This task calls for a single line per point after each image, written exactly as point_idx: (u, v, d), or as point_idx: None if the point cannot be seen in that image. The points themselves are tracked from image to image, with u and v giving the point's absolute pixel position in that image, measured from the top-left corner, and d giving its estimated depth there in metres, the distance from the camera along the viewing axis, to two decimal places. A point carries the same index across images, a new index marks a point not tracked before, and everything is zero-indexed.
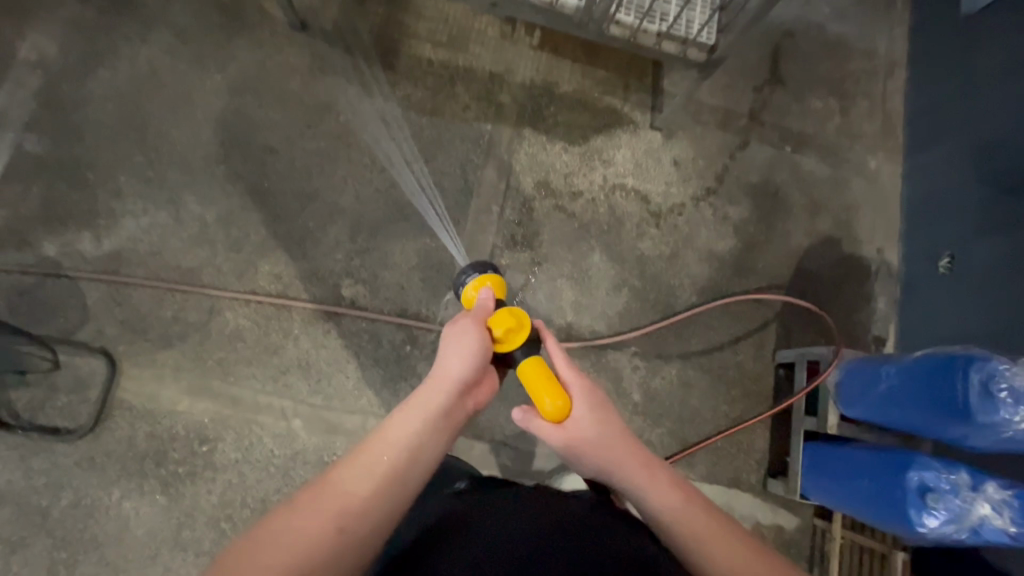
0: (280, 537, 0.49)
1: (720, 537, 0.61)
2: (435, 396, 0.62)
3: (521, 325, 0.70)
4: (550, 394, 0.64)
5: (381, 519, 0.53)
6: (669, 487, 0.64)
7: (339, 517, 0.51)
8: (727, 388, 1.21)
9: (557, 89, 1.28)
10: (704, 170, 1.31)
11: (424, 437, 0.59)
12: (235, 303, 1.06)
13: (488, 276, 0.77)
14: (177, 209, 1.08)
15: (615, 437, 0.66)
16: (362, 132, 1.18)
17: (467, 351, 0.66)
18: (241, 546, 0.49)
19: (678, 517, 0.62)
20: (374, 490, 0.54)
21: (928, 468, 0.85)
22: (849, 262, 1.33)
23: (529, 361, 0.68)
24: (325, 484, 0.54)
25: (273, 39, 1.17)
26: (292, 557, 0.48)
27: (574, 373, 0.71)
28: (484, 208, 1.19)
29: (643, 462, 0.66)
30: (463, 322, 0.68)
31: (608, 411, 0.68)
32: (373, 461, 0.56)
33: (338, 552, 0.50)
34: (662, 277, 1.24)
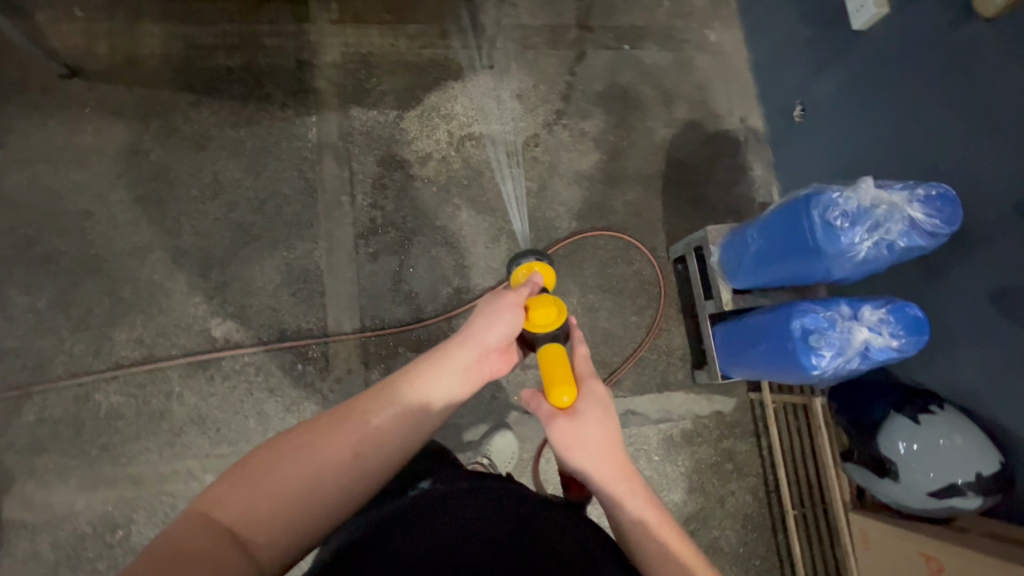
0: (299, 453, 0.56)
1: (685, 556, 0.59)
2: (455, 348, 0.68)
3: (560, 312, 0.74)
4: (567, 387, 0.66)
5: (392, 456, 0.60)
6: (647, 500, 0.63)
7: (354, 444, 0.58)
8: (633, 299, 1.21)
9: (374, 56, 1.21)
10: (548, 94, 1.27)
11: (437, 382, 0.66)
12: (101, 382, 0.99)
13: (537, 266, 0.86)
14: (5, 308, 0.99)
15: (606, 444, 0.65)
16: (181, 165, 1.10)
17: (501, 321, 0.71)
18: (267, 452, 0.56)
19: (646, 527, 0.60)
20: (393, 423, 0.61)
21: (807, 312, 0.86)
22: (716, 140, 1.33)
23: (550, 348, 0.72)
24: (348, 414, 0.60)
25: (49, 97, 1.07)
26: (314, 468, 0.55)
27: (590, 373, 0.72)
28: (335, 201, 1.13)
29: (626, 472, 0.64)
30: (506, 296, 0.74)
31: (611, 415, 0.67)
32: (389, 398, 0.62)
33: (355, 469, 0.58)
34: (538, 213, 1.21)
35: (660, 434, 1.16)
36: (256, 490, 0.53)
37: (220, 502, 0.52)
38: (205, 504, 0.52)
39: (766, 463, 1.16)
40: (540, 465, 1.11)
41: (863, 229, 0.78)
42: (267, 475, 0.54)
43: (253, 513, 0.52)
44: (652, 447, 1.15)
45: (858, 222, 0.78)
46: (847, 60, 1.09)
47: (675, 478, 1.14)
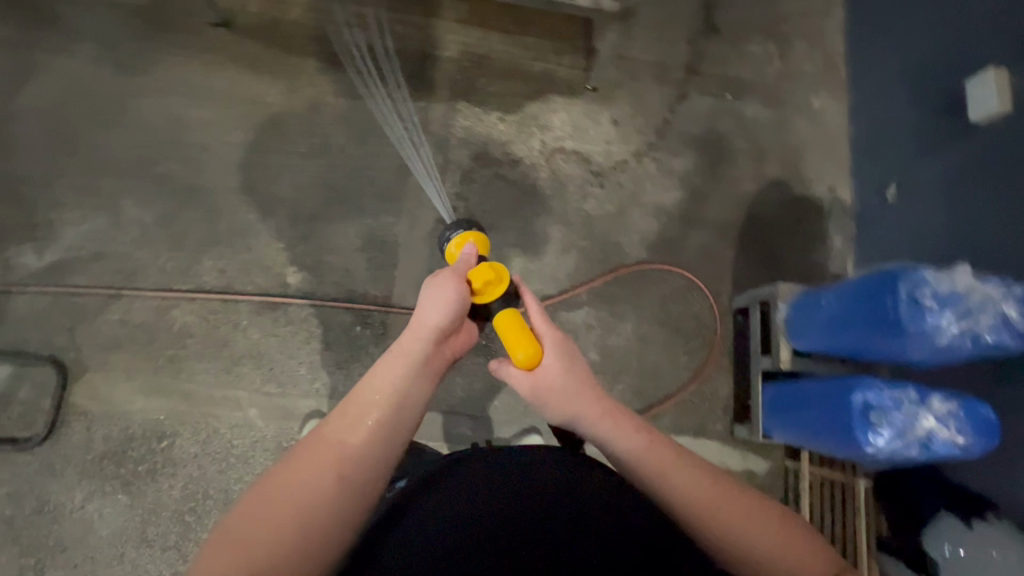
0: (279, 492, 0.58)
1: (679, 466, 0.68)
2: (414, 346, 0.68)
3: (499, 277, 0.74)
4: (522, 345, 0.68)
5: (376, 461, 0.63)
6: (634, 429, 0.72)
7: (336, 464, 0.60)
8: (685, 339, 1.21)
9: (489, 59, 1.28)
10: (644, 125, 1.30)
11: (404, 384, 0.66)
12: (181, 300, 1.06)
13: (470, 234, 0.80)
14: (116, 215, 1.08)
15: (576, 385, 0.73)
16: (295, 121, 1.18)
17: (447, 302, 0.70)
18: (254, 498, 0.58)
19: (639, 454, 0.69)
20: (369, 433, 0.63)
21: (872, 387, 0.84)
22: (800, 202, 1.32)
23: (505, 315, 0.71)
24: (322, 438, 0.62)
25: (198, 38, 1.17)
26: (303, 499, 0.58)
27: (548, 325, 0.77)
28: (425, 184, 1.19)
29: (604, 408, 0.73)
30: (442, 273, 0.72)
31: (574, 356, 0.76)
32: (357, 412, 0.64)
33: (345, 486, 0.60)
34: (610, 235, 1.23)
35: None
36: (251, 541, 0.56)
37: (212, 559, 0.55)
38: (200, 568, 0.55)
39: None
40: None
41: (952, 314, 0.77)
42: (261, 519, 0.57)
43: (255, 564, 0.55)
44: None
45: (948, 306, 0.77)
46: (955, 151, 1.08)
47: None
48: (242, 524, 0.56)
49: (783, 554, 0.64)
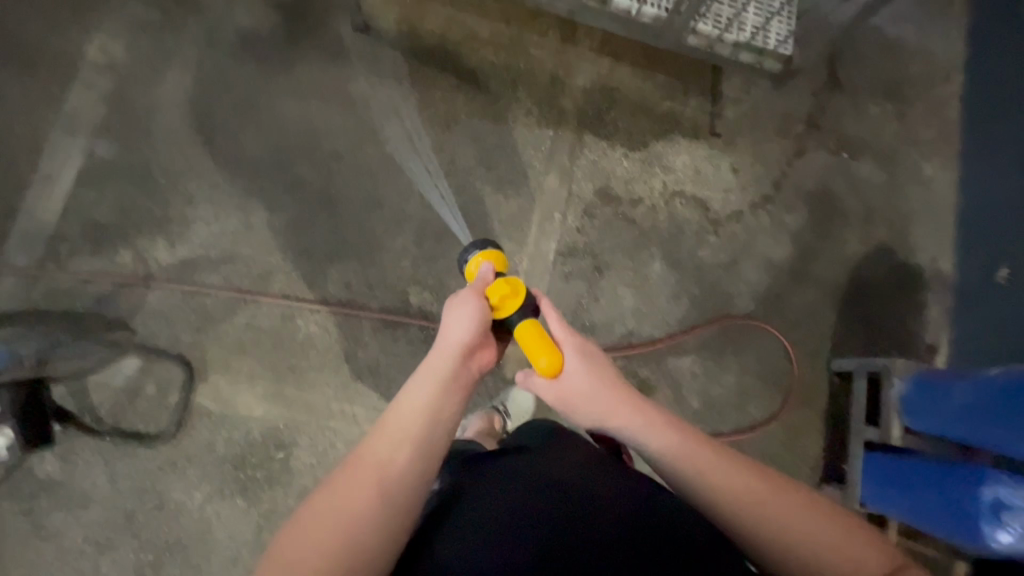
0: (320, 525, 0.52)
1: (717, 464, 0.61)
2: (444, 362, 0.62)
3: (516, 291, 0.69)
4: (543, 351, 0.66)
5: (418, 483, 0.56)
6: (666, 426, 0.64)
7: (374, 491, 0.54)
8: (784, 396, 1.22)
9: (619, 93, 1.27)
10: (762, 177, 1.30)
11: (441, 400, 0.60)
12: (307, 310, 1.07)
13: (489, 251, 0.74)
14: (248, 216, 1.08)
15: (602, 386, 0.67)
16: (426, 137, 1.17)
17: (466, 315, 0.65)
18: (288, 534, 0.52)
19: (671, 454, 0.62)
20: (409, 454, 0.57)
21: (1002, 483, 0.87)
22: (904, 270, 1.33)
23: (526, 325, 0.68)
24: (355, 462, 0.56)
25: (337, 41, 1.16)
26: (341, 531, 0.52)
27: (570, 332, 0.71)
28: (547, 215, 1.20)
29: (635, 408, 0.66)
30: (462, 290, 0.68)
31: (596, 356, 0.70)
32: (394, 429, 0.58)
33: (388, 514, 0.54)
34: (721, 284, 1.24)
35: None
36: None
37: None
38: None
39: None
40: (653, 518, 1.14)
41: None
42: (298, 557, 0.50)
43: None
44: None
45: None
46: None
47: None
48: (276, 566, 0.50)
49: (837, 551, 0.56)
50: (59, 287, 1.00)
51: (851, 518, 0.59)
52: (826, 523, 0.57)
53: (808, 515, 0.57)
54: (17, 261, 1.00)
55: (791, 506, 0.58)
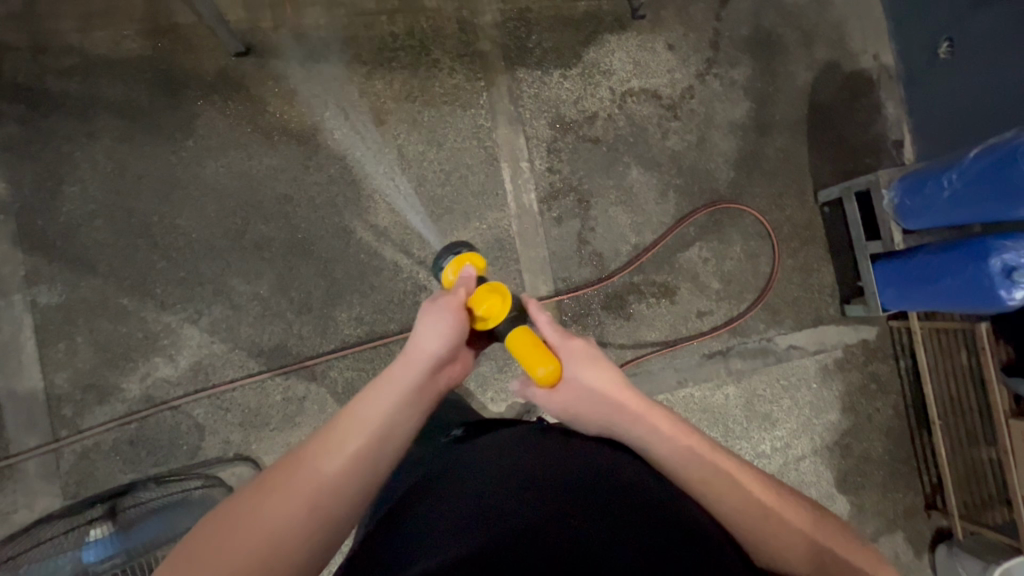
0: (245, 530, 0.47)
1: (724, 475, 0.61)
2: (413, 371, 0.59)
3: (505, 300, 0.68)
4: (541, 360, 0.61)
5: (357, 496, 0.52)
6: (673, 431, 0.64)
7: (309, 497, 0.49)
8: (788, 243, 1.28)
9: (531, 12, 1.17)
10: (698, 42, 1.26)
11: (398, 412, 0.56)
12: (334, 360, 1.04)
13: (464, 256, 0.78)
14: (230, 297, 1.02)
15: (614, 395, 0.65)
16: (362, 141, 1.09)
17: (445, 328, 0.63)
18: (212, 527, 0.48)
19: (679, 459, 0.62)
20: (351, 464, 0.52)
21: (1007, 250, 0.94)
22: (857, 77, 1.33)
23: (516, 330, 0.65)
24: (295, 463, 0.51)
25: (224, 79, 1.04)
26: (267, 535, 0.47)
27: (564, 336, 0.69)
28: (514, 168, 1.15)
29: (642, 410, 0.65)
30: (443, 301, 0.65)
31: (604, 362, 0.67)
32: (344, 437, 0.53)
33: (319, 524, 0.49)
34: (698, 165, 1.25)
35: (817, 364, 1.28)
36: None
37: None
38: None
39: (905, 382, 1.30)
40: (718, 397, 1.23)
41: None
42: (217, 556, 0.46)
43: None
44: (810, 376, 1.27)
45: None
46: None
47: (831, 401, 1.28)
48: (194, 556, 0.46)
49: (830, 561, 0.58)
50: (85, 446, 0.97)
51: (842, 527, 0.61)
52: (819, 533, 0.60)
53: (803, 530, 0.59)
54: (29, 441, 0.96)
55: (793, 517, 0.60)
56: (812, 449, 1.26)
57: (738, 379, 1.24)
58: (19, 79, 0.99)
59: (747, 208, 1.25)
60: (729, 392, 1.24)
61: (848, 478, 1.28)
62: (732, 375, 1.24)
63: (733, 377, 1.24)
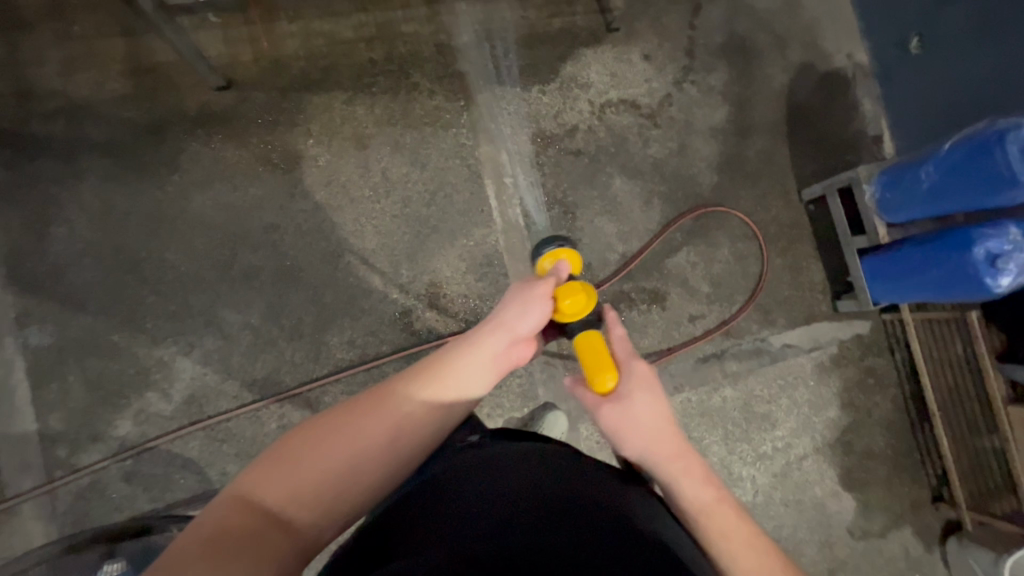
0: (340, 440, 0.52)
1: (744, 536, 0.55)
2: (495, 335, 0.64)
3: (589, 299, 0.71)
4: (602, 370, 0.65)
5: (428, 438, 0.57)
6: (704, 480, 0.59)
7: (391, 427, 0.54)
8: (775, 243, 1.28)
9: (507, 31, 1.20)
10: (673, 51, 1.28)
11: (478, 369, 0.61)
12: (328, 385, 1.04)
13: (563, 251, 0.83)
14: (221, 328, 1.02)
15: (659, 425, 0.63)
16: (346, 166, 1.10)
17: (534, 310, 0.67)
18: (304, 432, 0.52)
19: (699, 508, 0.57)
20: (428, 409, 0.57)
21: (989, 238, 0.94)
22: (832, 76, 1.35)
23: (586, 334, 0.69)
24: (383, 395, 0.56)
25: (207, 114, 1.05)
26: (353, 449, 0.52)
27: (631, 354, 0.69)
28: (499, 184, 1.17)
29: (680, 450, 0.61)
30: (537, 286, 0.69)
31: (660, 393, 0.65)
32: (428, 382, 0.58)
33: (392, 455, 0.54)
34: (681, 171, 1.26)
35: (813, 362, 1.28)
36: (293, 474, 0.49)
37: (260, 482, 0.48)
38: (246, 487, 0.48)
39: (903, 374, 1.29)
40: (714, 400, 1.23)
41: None
42: (308, 455, 0.50)
43: (296, 493, 0.49)
44: (807, 374, 1.27)
45: None
46: None
47: (829, 398, 1.27)
48: (290, 450, 0.50)
49: None
50: (81, 485, 0.96)
51: None
52: None
53: None
54: (25, 483, 0.96)
55: None
56: (813, 448, 1.26)
57: (735, 381, 1.24)
58: (5, 125, 1.00)
59: (733, 210, 1.26)
60: (726, 395, 1.23)
61: (853, 475, 1.27)
62: (728, 377, 1.24)
63: (729, 379, 1.24)
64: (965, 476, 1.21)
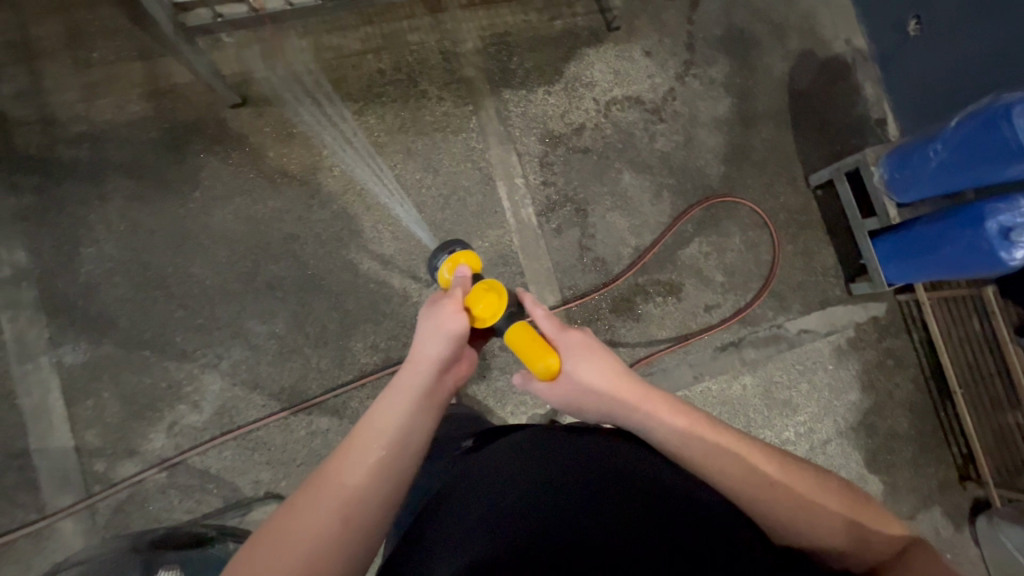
0: (288, 542, 0.49)
1: (721, 445, 0.61)
2: (421, 376, 0.63)
3: (501, 298, 0.70)
4: (540, 355, 0.65)
5: (384, 498, 0.55)
6: (670, 412, 0.64)
7: (340, 505, 0.53)
8: (786, 230, 1.29)
9: (510, 35, 1.22)
10: (674, 46, 1.30)
11: (411, 414, 0.61)
12: (354, 390, 1.06)
13: (459, 256, 0.79)
14: (248, 339, 1.05)
15: (610, 380, 0.67)
16: (361, 174, 1.12)
17: (447, 331, 0.67)
18: (247, 554, 0.49)
19: (676, 438, 0.62)
20: (372, 471, 0.55)
21: (1000, 212, 0.95)
22: (832, 63, 1.36)
23: (515, 327, 0.68)
24: (319, 480, 0.54)
25: (224, 131, 1.08)
26: (306, 545, 0.49)
27: (561, 329, 0.71)
28: (510, 185, 1.19)
29: (638, 395, 0.66)
30: (444, 304, 0.68)
31: (600, 351, 0.68)
32: (363, 447, 0.57)
33: (352, 532, 0.52)
34: (688, 163, 1.28)
35: (831, 345, 1.28)
36: None
37: None
38: None
39: (920, 355, 1.30)
40: (735, 388, 1.23)
41: None
42: (258, 573, 0.47)
43: None
44: (825, 358, 1.27)
45: None
46: None
47: (849, 381, 1.28)
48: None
49: (836, 525, 0.57)
50: (119, 499, 0.98)
51: (850, 492, 0.60)
52: (824, 497, 0.58)
53: (812, 494, 0.58)
54: (64, 500, 0.98)
55: (799, 486, 0.59)
56: (837, 432, 1.26)
57: (754, 369, 1.25)
58: (32, 152, 1.03)
59: (742, 199, 1.27)
60: (747, 383, 1.24)
61: (877, 457, 1.27)
62: (747, 365, 1.24)
63: (748, 367, 1.24)
64: (990, 452, 1.21)
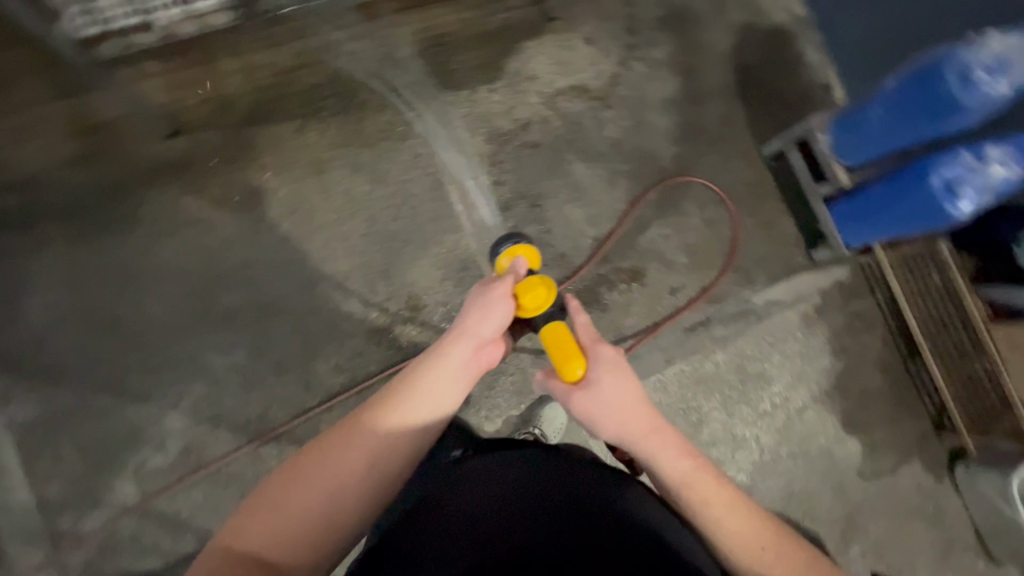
0: (316, 477, 0.57)
1: (720, 500, 0.61)
2: (460, 347, 0.67)
3: (548, 292, 0.75)
4: (570, 357, 0.67)
5: (401, 463, 0.60)
6: (681, 453, 0.64)
7: (365, 456, 0.59)
8: (743, 204, 1.30)
9: (447, 35, 1.20)
10: (614, 31, 1.29)
11: (444, 384, 0.65)
12: (322, 414, 1.04)
13: (519, 249, 0.87)
14: (207, 373, 1.02)
15: (631, 405, 0.66)
16: (307, 193, 1.10)
17: (496, 312, 0.71)
18: (282, 476, 0.57)
19: (681, 481, 0.62)
20: (398, 433, 0.61)
21: (943, 166, 0.94)
22: (774, 32, 1.36)
23: (551, 325, 0.72)
24: (354, 426, 0.60)
25: (159, 164, 1.05)
26: (331, 483, 0.57)
27: (597, 339, 0.71)
28: (462, 188, 1.17)
29: (653, 426, 0.65)
30: (495, 287, 0.73)
31: (627, 373, 0.68)
32: (394, 408, 0.62)
33: (370, 480, 0.58)
34: (640, 147, 1.27)
35: (798, 314, 1.29)
36: (274, 516, 0.55)
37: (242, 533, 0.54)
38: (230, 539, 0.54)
39: (887, 315, 1.31)
40: (707, 366, 1.24)
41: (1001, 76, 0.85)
42: (287, 498, 0.55)
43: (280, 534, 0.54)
44: (794, 327, 1.28)
45: (997, 70, 0.85)
46: None
47: (819, 348, 1.29)
48: (267, 496, 0.56)
49: None
50: (90, 552, 0.96)
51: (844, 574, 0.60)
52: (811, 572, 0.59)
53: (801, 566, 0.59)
54: (33, 559, 0.95)
55: (789, 556, 0.59)
56: (811, 399, 1.27)
57: (724, 345, 1.25)
58: None
59: (697, 178, 1.27)
60: (718, 360, 1.25)
61: (853, 419, 1.28)
62: (717, 342, 1.25)
63: (719, 344, 1.25)
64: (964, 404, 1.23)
